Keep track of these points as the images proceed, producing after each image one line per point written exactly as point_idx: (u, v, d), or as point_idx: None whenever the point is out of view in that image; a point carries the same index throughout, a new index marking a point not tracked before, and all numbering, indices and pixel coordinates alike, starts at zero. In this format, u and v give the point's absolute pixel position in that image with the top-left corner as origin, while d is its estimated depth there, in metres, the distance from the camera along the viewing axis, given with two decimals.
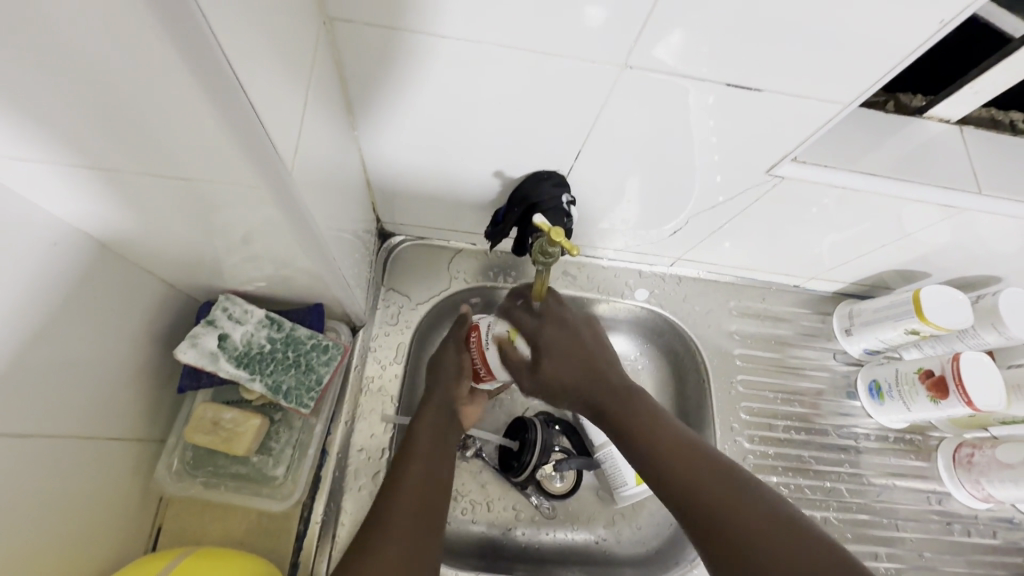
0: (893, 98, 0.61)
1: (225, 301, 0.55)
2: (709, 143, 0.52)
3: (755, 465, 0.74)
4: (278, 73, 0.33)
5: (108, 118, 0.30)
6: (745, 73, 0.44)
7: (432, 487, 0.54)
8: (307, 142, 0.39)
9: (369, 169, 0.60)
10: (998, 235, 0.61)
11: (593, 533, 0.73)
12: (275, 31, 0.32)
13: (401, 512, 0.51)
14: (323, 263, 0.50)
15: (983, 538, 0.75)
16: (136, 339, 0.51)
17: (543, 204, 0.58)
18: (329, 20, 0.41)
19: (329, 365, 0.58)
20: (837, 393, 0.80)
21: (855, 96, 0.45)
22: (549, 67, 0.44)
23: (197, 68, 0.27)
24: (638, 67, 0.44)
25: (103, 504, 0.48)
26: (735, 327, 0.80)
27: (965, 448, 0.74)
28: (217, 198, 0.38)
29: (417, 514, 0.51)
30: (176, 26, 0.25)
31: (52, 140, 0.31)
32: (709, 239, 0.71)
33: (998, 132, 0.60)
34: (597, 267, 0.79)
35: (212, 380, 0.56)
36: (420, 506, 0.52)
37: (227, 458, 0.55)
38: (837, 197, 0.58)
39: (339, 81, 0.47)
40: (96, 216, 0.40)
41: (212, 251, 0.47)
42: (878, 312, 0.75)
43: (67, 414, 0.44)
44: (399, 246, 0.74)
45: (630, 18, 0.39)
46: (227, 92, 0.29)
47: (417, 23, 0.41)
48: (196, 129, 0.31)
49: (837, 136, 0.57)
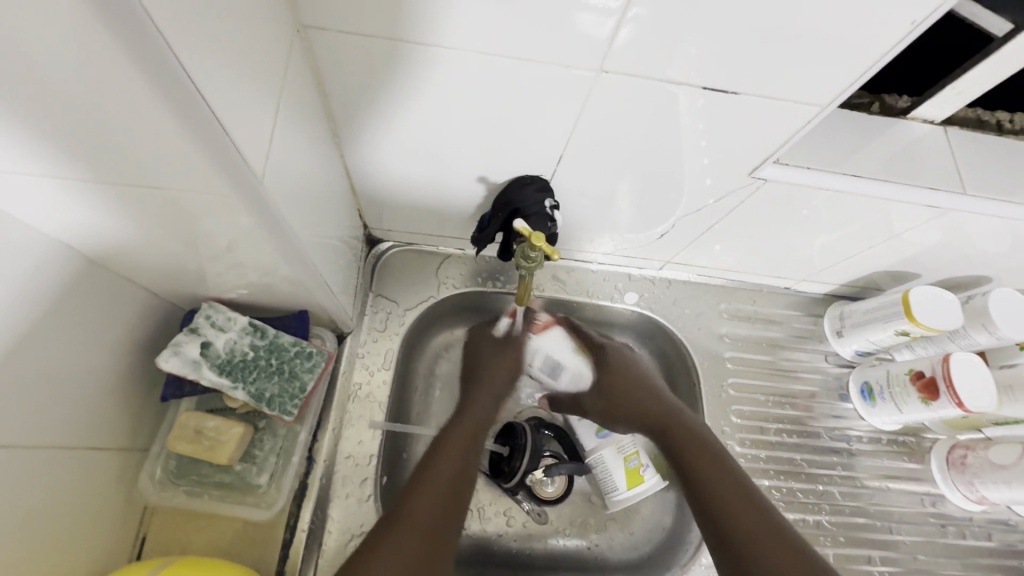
0: (878, 99, 0.60)
1: (208, 308, 0.55)
2: (697, 147, 0.52)
3: (747, 468, 0.74)
4: (246, 81, 0.33)
5: (76, 131, 0.30)
6: (723, 76, 0.44)
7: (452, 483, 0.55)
8: (282, 149, 0.40)
9: (355, 176, 0.60)
10: (986, 236, 0.61)
11: (586, 538, 0.73)
12: (243, 40, 0.32)
13: (418, 511, 0.52)
14: (305, 269, 0.50)
15: (978, 541, 0.75)
16: (119, 349, 0.50)
17: (526, 208, 0.58)
18: (303, 28, 0.41)
19: (313, 372, 0.58)
20: (830, 396, 0.79)
21: (832, 97, 0.45)
22: (526, 73, 0.45)
23: (160, 80, 0.27)
24: (615, 72, 0.44)
25: (87, 516, 0.48)
26: (725, 330, 0.80)
27: (959, 449, 0.74)
28: (195, 208, 0.38)
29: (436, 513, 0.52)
30: (134, 37, 0.25)
31: (21, 153, 0.31)
32: (698, 241, 0.71)
33: (983, 132, 0.60)
34: (586, 271, 0.79)
35: (195, 389, 0.56)
36: (438, 503, 0.53)
37: (210, 466, 0.55)
38: (823, 198, 0.57)
39: (319, 89, 0.47)
40: (73, 227, 0.40)
41: (192, 259, 0.47)
42: (869, 314, 0.74)
43: (50, 426, 0.44)
44: (387, 252, 0.74)
45: (605, 24, 0.39)
46: (193, 102, 0.29)
47: (394, 31, 0.41)
48: (168, 141, 0.31)
49: (820, 137, 0.57)
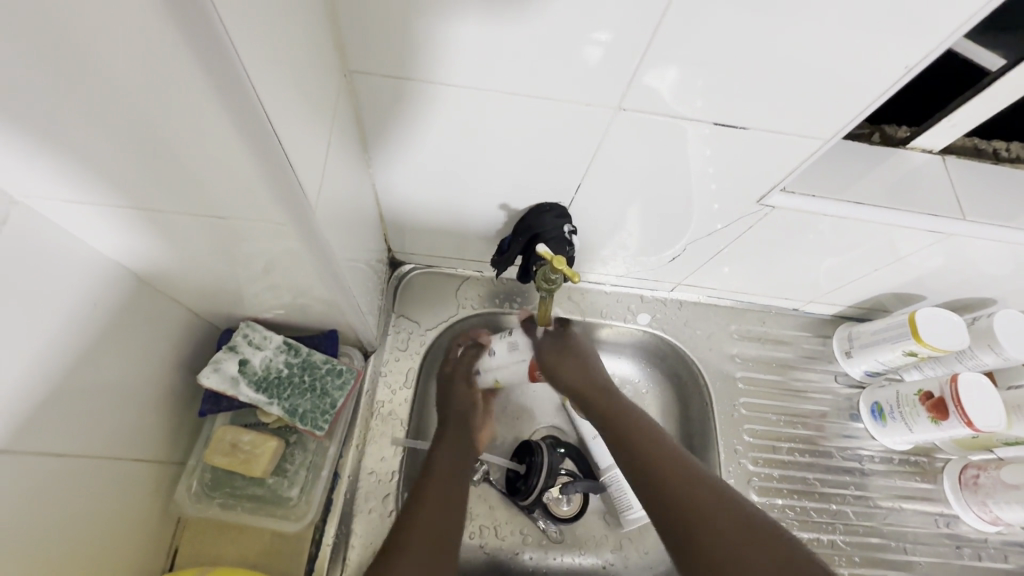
0: (878, 130, 0.63)
1: (245, 328, 0.58)
2: (706, 173, 0.55)
3: (760, 487, 0.75)
4: (304, 121, 0.37)
5: (158, 165, 0.34)
6: (729, 114, 0.48)
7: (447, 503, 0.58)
8: (328, 178, 0.43)
9: (382, 204, 0.64)
10: (988, 260, 0.64)
11: (601, 558, 0.73)
12: (301, 84, 0.36)
13: (424, 528, 0.54)
14: (339, 291, 0.53)
15: (994, 562, 0.75)
16: (163, 363, 0.53)
17: (546, 232, 0.61)
18: (349, 71, 0.45)
19: (343, 389, 0.60)
20: (841, 416, 0.81)
21: (834, 131, 0.48)
22: (552, 110, 0.48)
23: (244, 125, 0.31)
24: (633, 109, 0.48)
25: (127, 524, 0.50)
26: (736, 350, 0.82)
27: (971, 469, 0.75)
28: (247, 233, 0.41)
29: (439, 529, 0.54)
30: (223, 85, 0.28)
31: (103, 183, 0.35)
32: (708, 264, 0.73)
33: (981, 160, 0.63)
34: (600, 293, 0.82)
35: (231, 404, 0.58)
36: (438, 522, 0.55)
37: (243, 479, 0.58)
38: (830, 224, 0.60)
39: (357, 124, 0.51)
40: (134, 251, 0.43)
41: (237, 281, 0.50)
42: (876, 335, 0.76)
43: (100, 437, 0.47)
44: (409, 274, 0.77)
45: (622, 65, 0.43)
46: (269, 143, 0.32)
47: (425, 72, 0.45)
48: (235, 176, 0.35)
49: (825, 165, 0.60)
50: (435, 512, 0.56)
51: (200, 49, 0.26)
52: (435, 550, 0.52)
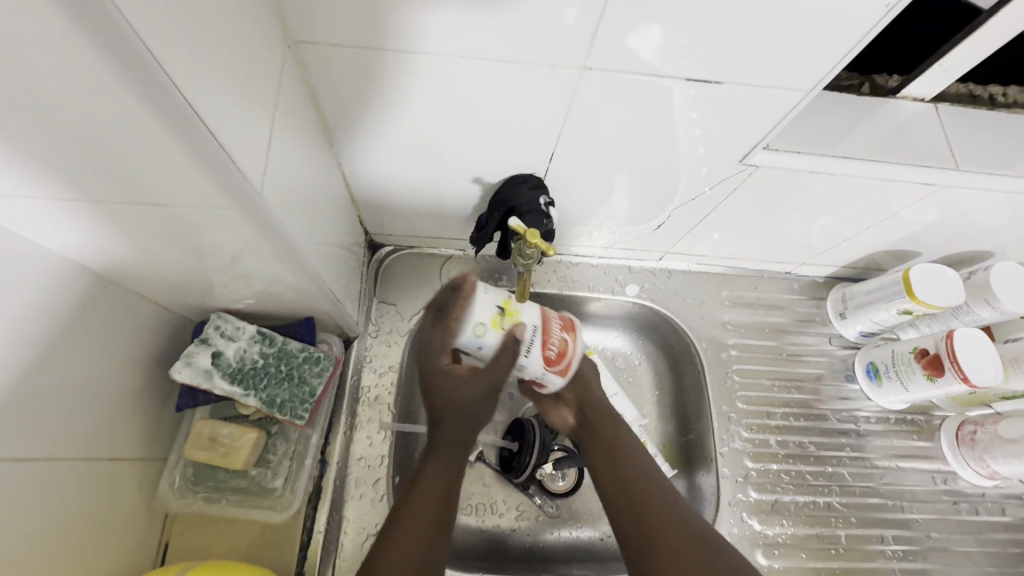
0: (868, 80, 0.60)
1: (217, 319, 0.57)
2: (693, 136, 0.53)
3: (755, 454, 0.74)
4: (239, 98, 0.34)
5: (81, 156, 0.31)
6: (709, 67, 0.45)
7: (444, 495, 0.55)
8: (277, 159, 0.41)
9: (352, 183, 0.61)
10: (987, 210, 0.61)
11: (598, 530, 0.73)
12: (232, 56, 0.33)
13: (417, 525, 0.52)
14: (308, 277, 0.51)
15: (991, 516, 0.75)
16: (132, 361, 0.52)
17: (521, 207, 0.58)
18: (293, 43, 0.43)
19: (322, 376, 0.60)
20: (837, 377, 0.80)
21: (814, 81, 0.46)
22: (514, 73, 0.45)
23: (165, 110, 0.29)
24: (597, 68, 0.45)
25: (110, 525, 0.50)
26: (727, 317, 0.80)
27: (968, 426, 0.74)
28: (197, 221, 0.39)
29: (428, 526, 0.53)
30: (134, 69, 0.26)
31: (28, 178, 0.33)
32: (696, 230, 0.71)
33: (976, 107, 0.60)
34: (587, 266, 0.80)
35: (209, 398, 0.57)
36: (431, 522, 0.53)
37: (227, 472, 0.57)
38: (821, 182, 0.58)
39: (311, 101, 0.48)
40: (82, 246, 0.41)
41: (200, 272, 0.48)
42: (870, 295, 0.74)
43: (72, 440, 0.45)
44: (389, 256, 0.75)
45: (587, 21, 0.40)
46: (193, 125, 0.30)
47: (379, 40, 0.42)
48: (165, 163, 0.33)
49: (811, 119, 0.57)
50: (431, 506, 0.54)
51: (95, 26, 0.24)
52: (427, 549, 0.51)
